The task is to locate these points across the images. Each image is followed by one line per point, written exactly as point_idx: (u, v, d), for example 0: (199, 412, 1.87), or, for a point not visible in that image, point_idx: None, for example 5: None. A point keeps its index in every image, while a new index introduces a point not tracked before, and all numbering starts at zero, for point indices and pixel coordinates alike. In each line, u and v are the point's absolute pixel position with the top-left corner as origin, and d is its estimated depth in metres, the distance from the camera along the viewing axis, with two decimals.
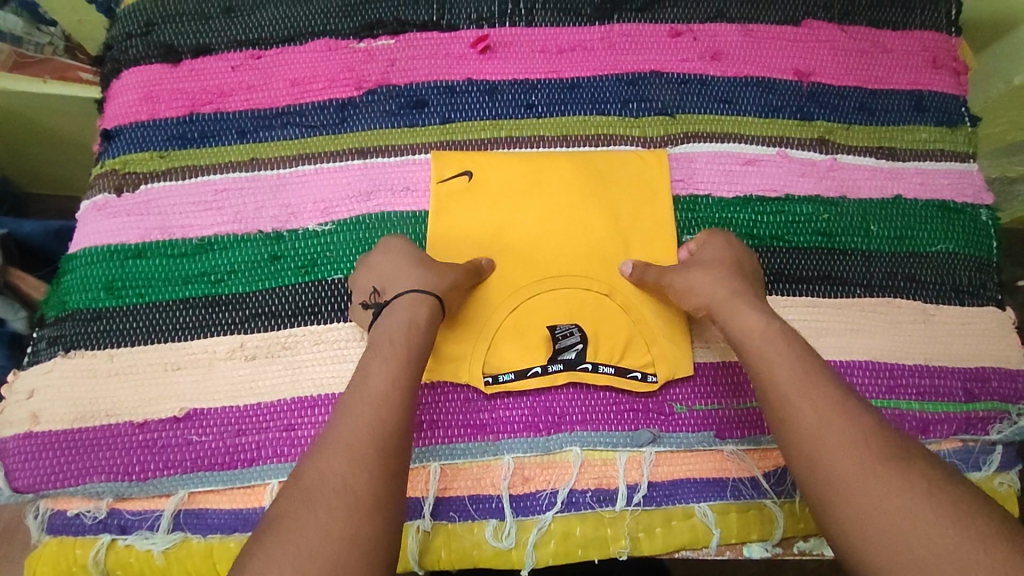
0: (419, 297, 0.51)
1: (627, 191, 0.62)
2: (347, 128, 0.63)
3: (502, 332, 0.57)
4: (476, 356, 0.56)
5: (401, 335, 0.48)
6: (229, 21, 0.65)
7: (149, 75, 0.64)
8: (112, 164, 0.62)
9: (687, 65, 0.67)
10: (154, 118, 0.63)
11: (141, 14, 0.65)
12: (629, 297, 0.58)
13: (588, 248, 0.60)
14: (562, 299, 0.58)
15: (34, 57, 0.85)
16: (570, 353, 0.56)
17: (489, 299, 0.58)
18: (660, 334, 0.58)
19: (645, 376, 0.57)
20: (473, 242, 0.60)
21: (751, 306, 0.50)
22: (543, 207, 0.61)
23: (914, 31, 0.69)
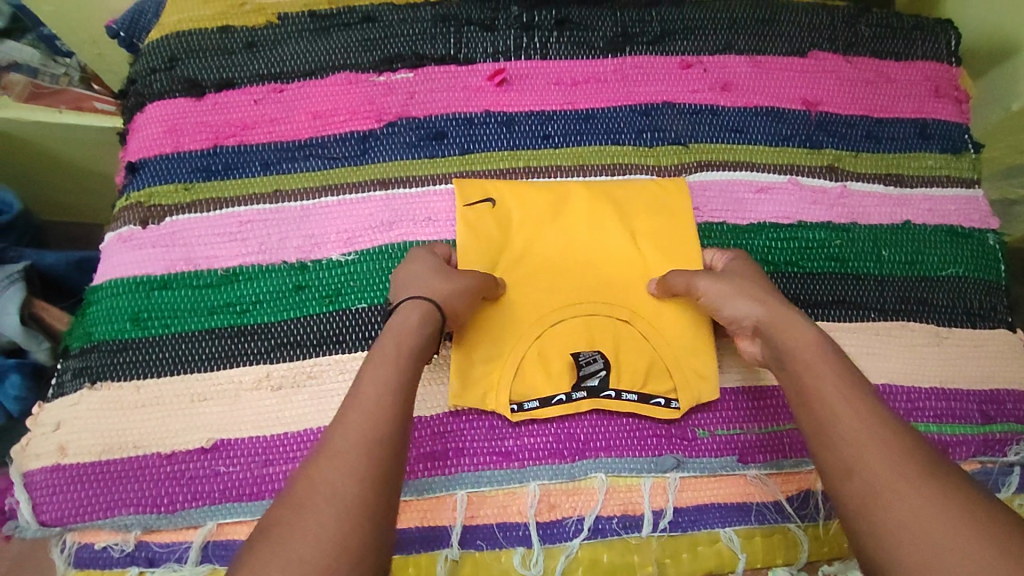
0: (416, 302, 0.51)
1: (645, 218, 0.63)
2: (369, 159, 0.64)
3: (525, 359, 0.57)
4: (502, 384, 0.57)
5: (392, 340, 0.48)
6: (251, 55, 0.66)
7: (173, 109, 0.65)
8: (137, 197, 0.62)
9: (699, 96, 0.68)
10: (178, 151, 0.64)
11: (165, 49, 0.66)
12: (649, 324, 0.59)
13: (608, 276, 0.61)
14: (586, 326, 0.59)
15: (49, 88, 0.89)
16: (593, 380, 0.57)
17: (512, 326, 0.58)
18: (681, 359, 0.58)
19: (668, 402, 0.57)
20: (497, 268, 0.60)
21: (798, 319, 0.51)
22: (564, 235, 0.62)
23: (916, 62, 0.71)
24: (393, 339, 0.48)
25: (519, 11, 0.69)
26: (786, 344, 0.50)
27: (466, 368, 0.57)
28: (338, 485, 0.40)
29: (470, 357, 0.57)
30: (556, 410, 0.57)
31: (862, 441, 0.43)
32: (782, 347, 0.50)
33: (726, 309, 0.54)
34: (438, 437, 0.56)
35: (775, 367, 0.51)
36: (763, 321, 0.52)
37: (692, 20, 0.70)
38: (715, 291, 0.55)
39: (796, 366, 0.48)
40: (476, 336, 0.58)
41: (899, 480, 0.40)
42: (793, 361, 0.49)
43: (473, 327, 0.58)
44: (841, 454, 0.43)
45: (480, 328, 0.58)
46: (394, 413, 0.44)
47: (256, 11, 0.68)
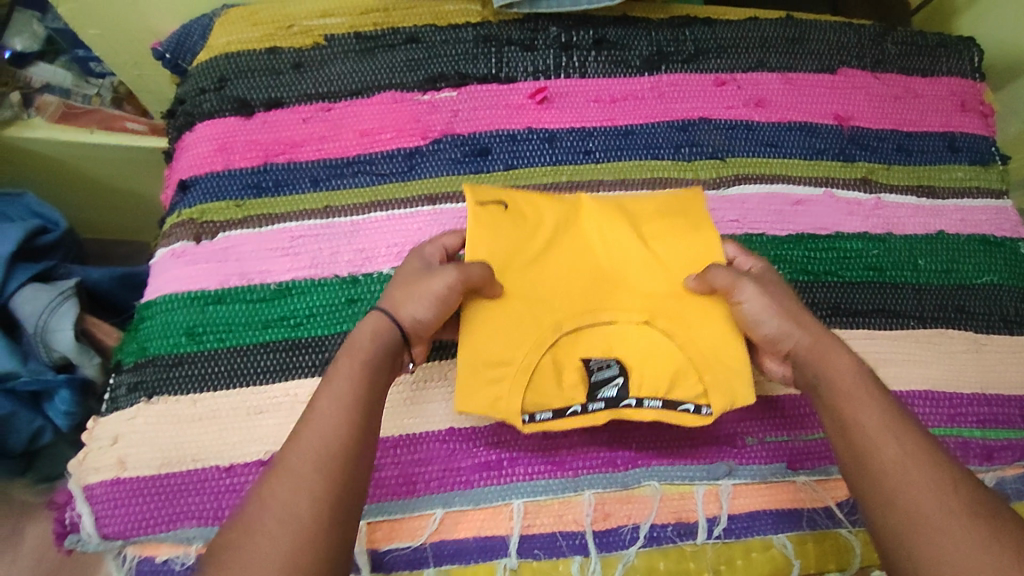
0: (372, 317, 0.52)
1: (662, 221, 0.62)
2: (416, 175, 0.66)
3: (543, 366, 0.56)
4: (514, 391, 0.54)
5: (347, 358, 0.49)
6: (299, 76, 0.68)
7: (223, 128, 0.66)
8: (189, 214, 0.63)
9: (733, 112, 0.70)
10: (229, 168, 0.65)
11: (215, 70, 0.68)
12: (675, 327, 0.58)
13: (625, 283, 0.60)
14: (604, 335, 0.58)
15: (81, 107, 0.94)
16: (610, 390, 0.56)
17: (529, 330, 0.57)
18: (710, 364, 0.56)
19: (699, 409, 0.56)
20: (514, 272, 0.58)
21: (840, 350, 0.52)
22: (578, 243, 0.61)
23: (942, 77, 0.73)
24: (346, 358, 0.49)
25: (558, 31, 0.71)
26: (828, 373, 0.51)
27: (472, 373, 0.54)
28: (294, 507, 0.42)
29: (476, 360, 0.54)
30: (570, 421, 0.55)
31: (908, 477, 0.45)
32: (823, 373, 0.51)
33: (766, 328, 0.54)
34: (492, 447, 0.57)
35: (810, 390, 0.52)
36: (805, 349, 0.53)
37: (725, 39, 0.73)
38: (759, 306, 0.54)
39: (837, 397, 0.50)
40: (484, 339, 0.55)
41: (941, 514, 0.43)
42: (834, 390, 0.50)
43: (482, 329, 0.55)
44: (882, 490, 0.45)
45: (491, 330, 0.55)
46: (353, 433, 0.46)
47: (303, 32, 0.69)
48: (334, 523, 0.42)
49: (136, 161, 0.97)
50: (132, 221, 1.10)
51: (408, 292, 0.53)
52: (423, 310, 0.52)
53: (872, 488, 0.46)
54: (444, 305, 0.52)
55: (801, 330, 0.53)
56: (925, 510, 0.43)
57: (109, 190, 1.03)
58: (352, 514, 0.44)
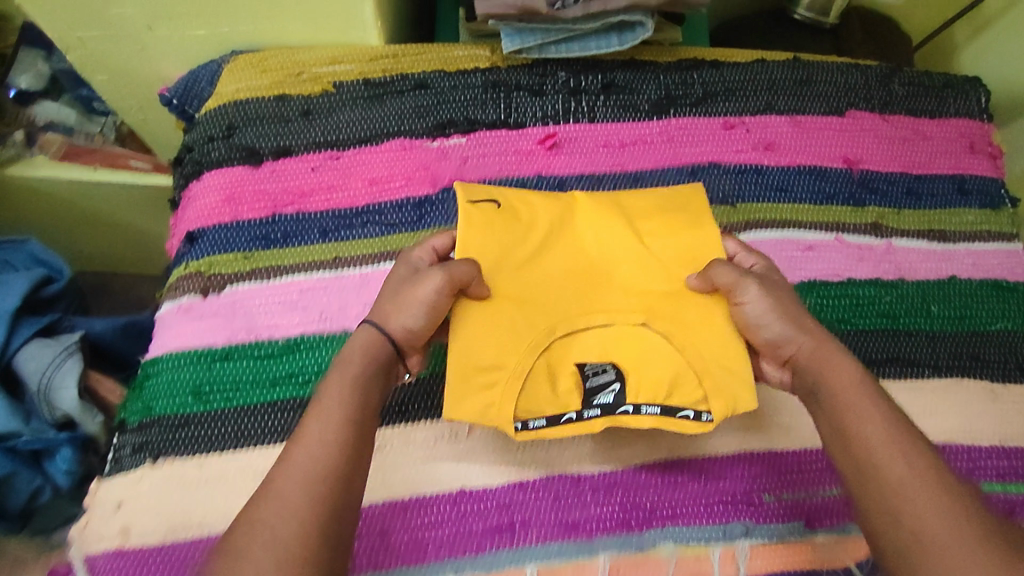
0: (363, 331, 0.52)
1: (656, 219, 0.62)
2: (426, 225, 0.65)
3: (538, 368, 0.55)
4: (508, 398, 0.53)
5: (337, 374, 0.49)
6: (308, 123, 0.67)
7: (231, 177, 0.65)
8: (196, 266, 0.62)
9: (742, 156, 0.70)
10: (237, 220, 0.64)
11: (223, 118, 0.67)
12: (674, 328, 0.57)
13: (620, 283, 0.60)
14: (599, 337, 0.58)
15: (84, 145, 0.95)
16: (606, 397, 0.55)
17: (524, 331, 0.56)
18: (710, 367, 0.55)
19: (699, 415, 0.54)
20: (509, 273, 0.58)
21: (842, 356, 0.52)
22: (572, 244, 0.62)
23: (950, 119, 0.73)
24: (337, 372, 0.49)
25: (566, 75, 0.71)
26: (829, 379, 0.51)
27: (463, 376, 0.53)
28: (280, 526, 0.41)
29: (468, 363, 0.53)
30: (565, 429, 0.53)
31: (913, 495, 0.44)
32: (824, 380, 0.51)
33: (767, 330, 0.54)
34: (503, 509, 0.56)
35: (811, 397, 0.51)
36: (807, 354, 0.52)
37: (734, 82, 0.73)
38: (760, 307, 0.54)
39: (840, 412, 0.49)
40: (477, 340, 0.54)
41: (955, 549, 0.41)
42: (835, 398, 0.50)
43: (475, 329, 0.54)
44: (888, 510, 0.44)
45: (483, 330, 0.54)
46: (346, 455, 0.45)
47: (312, 80, 0.68)
48: (326, 544, 0.42)
49: (140, 199, 0.97)
50: (135, 254, 1.10)
51: (395, 304, 0.53)
52: (413, 318, 0.52)
53: (876, 504, 0.45)
54: (435, 309, 0.52)
55: (803, 335, 0.53)
56: (935, 530, 0.42)
57: (115, 228, 1.03)
58: (344, 535, 0.43)
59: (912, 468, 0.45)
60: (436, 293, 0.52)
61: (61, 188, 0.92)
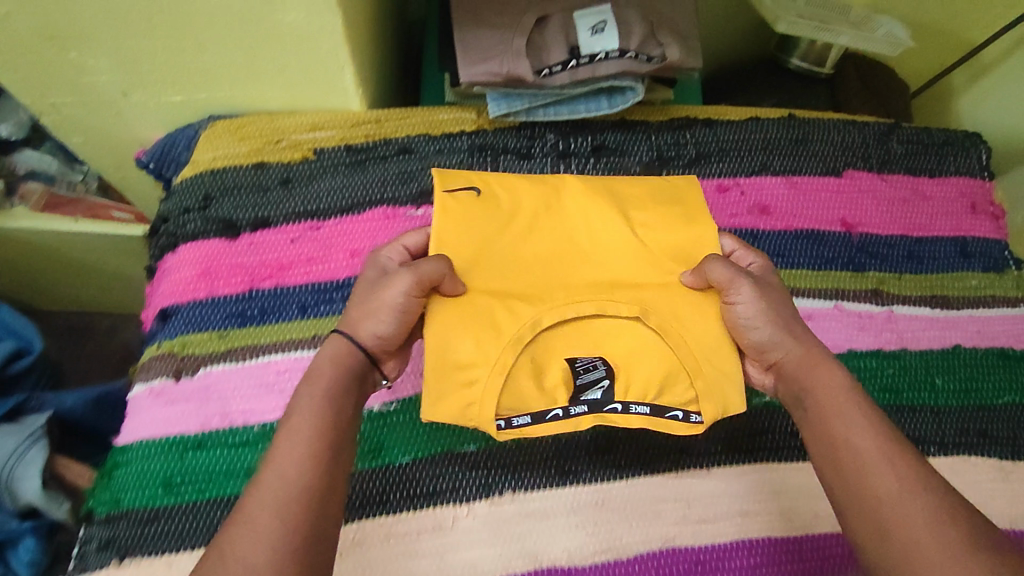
0: (333, 340, 0.51)
1: (645, 206, 0.61)
2: None
3: (522, 362, 0.53)
4: (488, 398, 0.50)
5: (308, 388, 0.48)
6: (287, 193, 0.65)
7: (207, 251, 0.63)
8: (169, 346, 0.60)
9: (737, 219, 0.68)
10: (212, 295, 0.62)
11: (200, 188, 0.65)
12: (666, 321, 0.55)
13: (609, 272, 0.58)
14: (588, 331, 0.55)
15: (65, 195, 0.92)
16: (594, 393, 0.53)
17: (508, 323, 0.53)
18: (701, 364, 0.53)
19: (689, 416, 0.52)
20: (494, 264, 0.56)
21: (829, 363, 0.51)
22: (559, 229, 0.59)
23: (950, 177, 0.71)
24: (304, 388, 0.47)
25: (555, 137, 0.69)
26: (817, 385, 0.50)
27: (442, 374, 0.51)
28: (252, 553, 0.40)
29: (447, 358, 0.51)
30: (550, 427, 0.51)
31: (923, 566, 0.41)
32: (811, 388, 0.50)
33: (758, 333, 0.53)
34: None
35: (794, 404, 0.51)
36: (794, 361, 0.52)
37: (727, 142, 0.71)
38: (753, 308, 0.53)
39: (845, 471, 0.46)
40: (456, 336, 0.52)
41: None
42: (824, 425, 0.48)
43: (455, 321, 0.52)
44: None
45: (463, 326, 0.52)
46: (314, 491, 0.43)
47: (292, 146, 0.66)
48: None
49: (124, 249, 0.95)
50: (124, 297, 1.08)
51: (365, 310, 0.51)
52: (384, 323, 0.51)
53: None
54: (405, 312, 0.51)
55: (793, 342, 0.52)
56: None
57: (102, 274, 1.02)
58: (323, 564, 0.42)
59: (917, 513, 0.43)
60: (405, 296, 0.50)
61: (45, 238, 0.91)
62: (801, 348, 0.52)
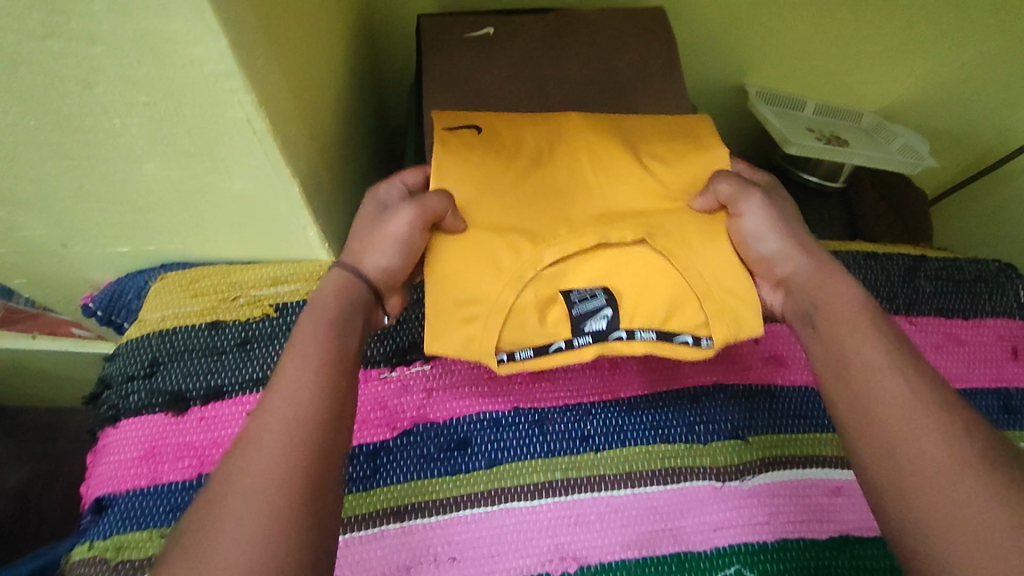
0: (336, 273, 0.49)
1: (655, 138, 0.56)
2: (380, 480, 0.54)
3: (522, 297, 0.49)
4: (488, 331, 0.48)
5: (311, 317, 0.45)
6: (244, 355, 0.58)
7: (151, 427, 0.55)
8: (101, 549, 0.51)
9: (753, 374, 0.61)
10: (155, 483, 0.54)
11: (145, 353, 0.58)
12: (674, 245, 0.50)
13: (609, 202, 0.53)
14: (592, 262, 0.50)
15: (25, 311, 0.74)
16: (598, 322, 0.49)
17: (507, 259, 0.49)
18: (715, 291, 0.49)
19: (698, 341, 0.49)
20: (497, 193, 0.51)
21: (841, 280, 0.49)
22: (558, 159, 0.54)
23: (986, 318, 0.64)
24: (312, 315, 0.45)
25: None
26: (828, 302, 0.48)
27: (443, 306, 0.48)
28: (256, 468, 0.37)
29: (448, 292, 0.49)
30: (553, 361, 0.49)
31: None
32: (821, 306, 0.48)
33: (766, 246, 0.51)
34: None
35: (808, 318, 0.48)
36: (805, 275, 0.50)
37: None
38: (759, 224, 0.51)
39: None
40: (460, 269, 0.49)
41: None
42: None
43: (454, 258, 0.50)
44: None
45: (465, 261, 0.49)
46: None
47: (250, 303, 0.60)
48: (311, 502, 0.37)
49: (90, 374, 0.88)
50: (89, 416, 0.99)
51: (366, 242, 0.49)
52: (387, 255, 0.49)
53: None
54: (409, 245, 0.49)
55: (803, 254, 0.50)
56: None
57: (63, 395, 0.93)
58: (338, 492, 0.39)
59: None
60: (409, 228, 0.48)
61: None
62: (812, 263, 0.50)
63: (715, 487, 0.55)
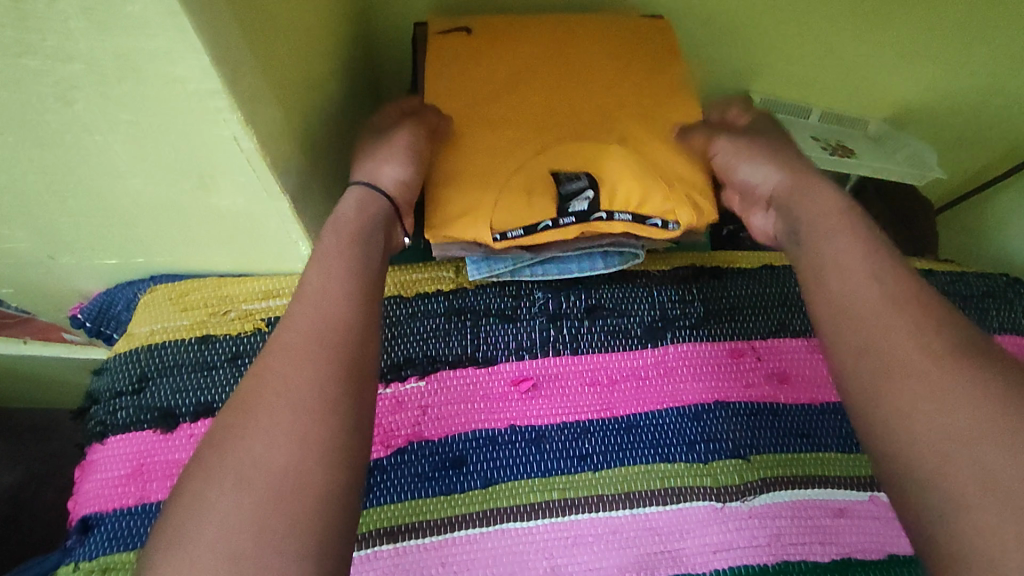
0: (355, 190, 0.53)
1: (638, 54, 0.63)
2: (374, 501, 0.53)
3: (511, 186, 0.55)
4: (484, 208, 0.54)
5: (333, 231, 0.49)
6: (235, 371, 0.56)
7: (139, 445, 0.54)
8: (87, 570, 0.50)
9: (754, 392, 0.60)
10: (143, 502, 0.52)
11: (134, 368, 0.57)
12: (644, 150, 0.57)
13: (591, 102, 0.60)
14: (571, 153, 0.57)
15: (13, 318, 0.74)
16: (580, 204, 0.55)
17: (500, 150, 0.57)
18: (680, 187, 0.55)
19: (666, 223, 0.55)
20: (489, 94, 0.60)
21: (823, 188, 0.52)
22: (546, 64, 0.62)
23: (993, 335, 0.62)
24: (332, 231, 0.49)
25: (544, 297, 0.62)
26: (808, 209, 0.50)
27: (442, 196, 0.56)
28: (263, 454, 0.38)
29: (446, 176, 0.56)
30: (542, 238, 0.54)
31: None
32: (803, 218, 0.50)
33: (743, 171, 0.56)
34: None
35: (790, 231, 0.51)
36: (785, 187, 0.53)
37: (740, 297, 0.65)
38: (732, 151, 0.57)
39: None
40: (458, 159, 0.57)
41: None
42: None
43: (456, 153, 0.57)
44: None
45: (466, 150, 0.57)
46: None
47: (242, 317, 0.59)
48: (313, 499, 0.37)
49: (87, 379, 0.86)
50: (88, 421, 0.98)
51: (380, 160, 0.55)
52: (400, 166, 0.54)
53: None
54: (419, 155, 0.55)
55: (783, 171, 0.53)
56: None
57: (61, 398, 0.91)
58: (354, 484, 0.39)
59: None
60: (416, 138, 0.55)
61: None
62: (791, 177, 0.54)
63: (716, 509, 0.54)
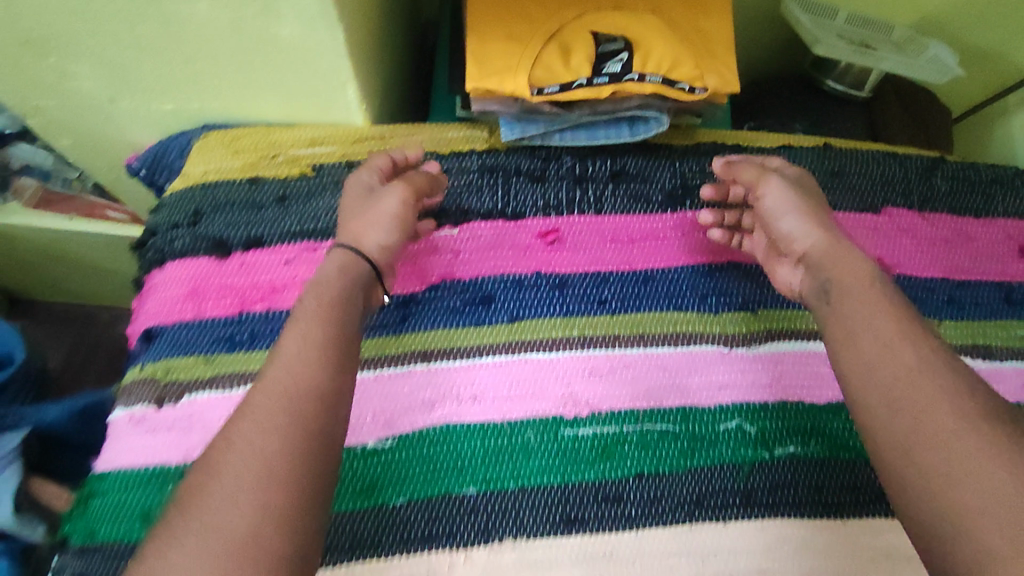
0: (338, 254, 0.52)
1: None
2: (411, 326, 0.58)
3: (549, 45, 0.58)
4: (523, 65, 0.57)
5: (313, 294, 0.49)
6: (283, 210, 0.61)
7: (195, 270, 0.59)
8: (152, 370, 0.56)
9: None
10: (200, 317, 0.57)
11: (189, 204, 0.61)
12: (677, 18, 0.60)
13: None
14: (608, 15, 0.59)
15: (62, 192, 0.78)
16: (615, 65, 0.57)
17: (540, 10, 0.59)
18: (707, 59, 0.59)
19: (693, 90, 0.58)
20: None
21: (855, 252, 0.51)
22: None
23: (997, 219, 0.66)
24: (313, 292, 0.49)
25: (572, 160, 0.65)
26: (838, 270, 0.50)
27: (483, 50, 0.58)
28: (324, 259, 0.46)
29: (487, 32, 0.59)
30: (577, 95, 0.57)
31: None
32: (835, 277, 0.50)
33: (784, 223, 0.55)
34: None
35: (817, 290, 0.51)
36: (820, 250, 0.52)
37: None
38: (778, 201, 0.56)
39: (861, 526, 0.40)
40: (497, 16, 0.59)
41: None
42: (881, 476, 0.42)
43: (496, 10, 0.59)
44: None
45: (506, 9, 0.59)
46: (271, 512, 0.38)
47: (290, 161, 0.63)
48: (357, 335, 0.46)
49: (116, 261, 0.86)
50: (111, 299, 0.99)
51: None
52: (384, 232, 0.54)
53: None
54: (402, 221, 0.55)
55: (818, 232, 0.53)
56: None
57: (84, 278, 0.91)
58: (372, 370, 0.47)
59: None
60: (401, 205, 0.55)
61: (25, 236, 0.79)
62: (826, 241, 0.53)
63: (722, 352, 0.59)
